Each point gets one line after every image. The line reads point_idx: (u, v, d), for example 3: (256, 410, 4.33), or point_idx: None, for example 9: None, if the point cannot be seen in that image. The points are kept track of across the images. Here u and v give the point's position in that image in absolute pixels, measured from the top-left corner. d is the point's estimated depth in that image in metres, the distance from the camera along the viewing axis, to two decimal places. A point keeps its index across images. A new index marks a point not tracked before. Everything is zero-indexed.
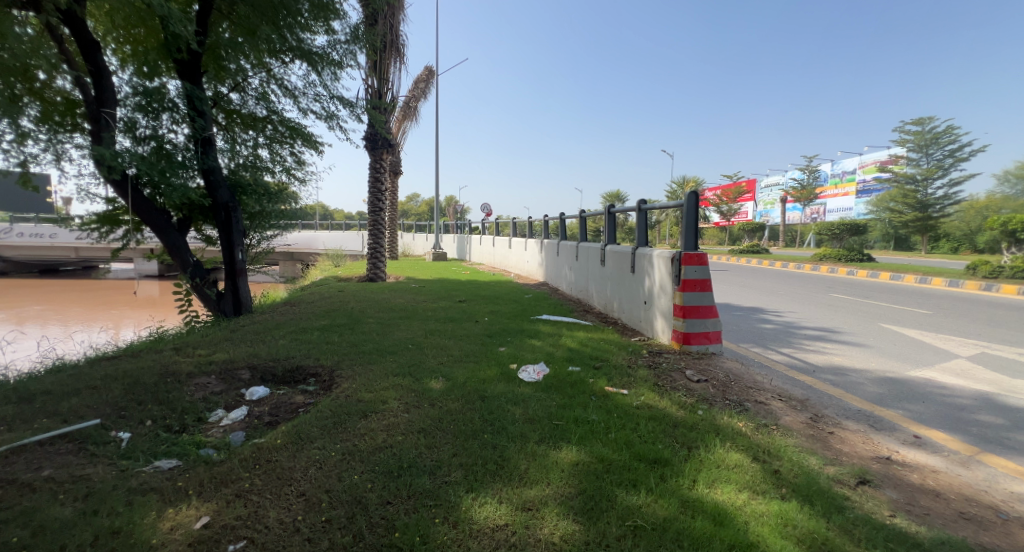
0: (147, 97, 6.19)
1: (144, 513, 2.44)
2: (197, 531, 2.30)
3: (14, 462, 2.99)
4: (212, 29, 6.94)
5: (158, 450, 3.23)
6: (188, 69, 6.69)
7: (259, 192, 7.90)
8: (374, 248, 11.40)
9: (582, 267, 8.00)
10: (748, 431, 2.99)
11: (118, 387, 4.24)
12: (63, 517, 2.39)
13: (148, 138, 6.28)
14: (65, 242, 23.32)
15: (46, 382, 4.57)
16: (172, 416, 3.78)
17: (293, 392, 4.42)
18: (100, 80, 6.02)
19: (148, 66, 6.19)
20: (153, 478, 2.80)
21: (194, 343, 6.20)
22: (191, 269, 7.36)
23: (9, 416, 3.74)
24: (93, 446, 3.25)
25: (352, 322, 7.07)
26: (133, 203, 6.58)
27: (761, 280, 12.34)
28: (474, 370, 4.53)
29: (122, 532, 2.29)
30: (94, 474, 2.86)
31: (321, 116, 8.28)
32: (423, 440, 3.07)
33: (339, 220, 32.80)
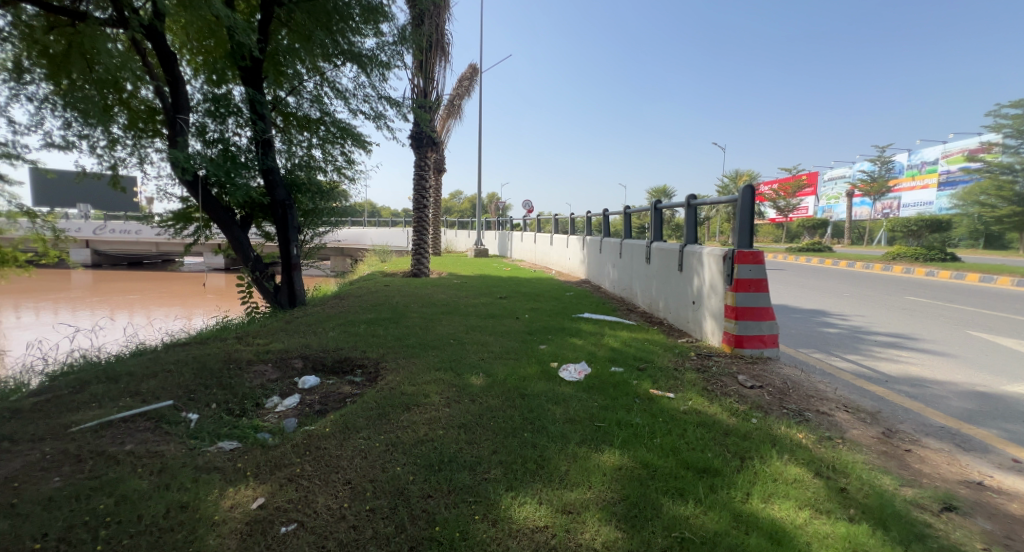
0: (215, 103, 6.66)
1: (209, 490, 2.56)
2: (253, 511, 2.39)
3: (100, 437, 3.22)
4: (272, 37, 7.28)
5: (222, 432, 3.38)
6: (252, 75, 6.99)
7: (312, 191, 8.19)
8: (419, 243, 11.57)
9: (626, 265, 7.80)
10: (810, 443, 2.79)
11: (188, 371, 4.50)
12: (141, 489, 2.55)
13: (216, 140, 6.71)
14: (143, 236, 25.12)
15: (129, 364, 4.94)
16: (233, 400, 3.96)
17: (341, 382, 4.54)
18: (176, 88, 6.46)
19: (217, 74, 6.74)
20: (217, 458, 2.93)
21: (254, 332, 6.52)
22: (251, 263, 7.76)
23: (98, 394, 4.05)
24: (167, 425, 3.45)
25: (397, 316, 7.22)
26: (201, 202, 6.98)
27: (825, 281, 11.60)
28: (514, 367, 4.51)
29: (189, 507, 2.42)
30: (167, 452, 3.03)
31: (370, 116, 8.50)
32: (464, 435, 3.07)
33: (387, 217, 33.61)
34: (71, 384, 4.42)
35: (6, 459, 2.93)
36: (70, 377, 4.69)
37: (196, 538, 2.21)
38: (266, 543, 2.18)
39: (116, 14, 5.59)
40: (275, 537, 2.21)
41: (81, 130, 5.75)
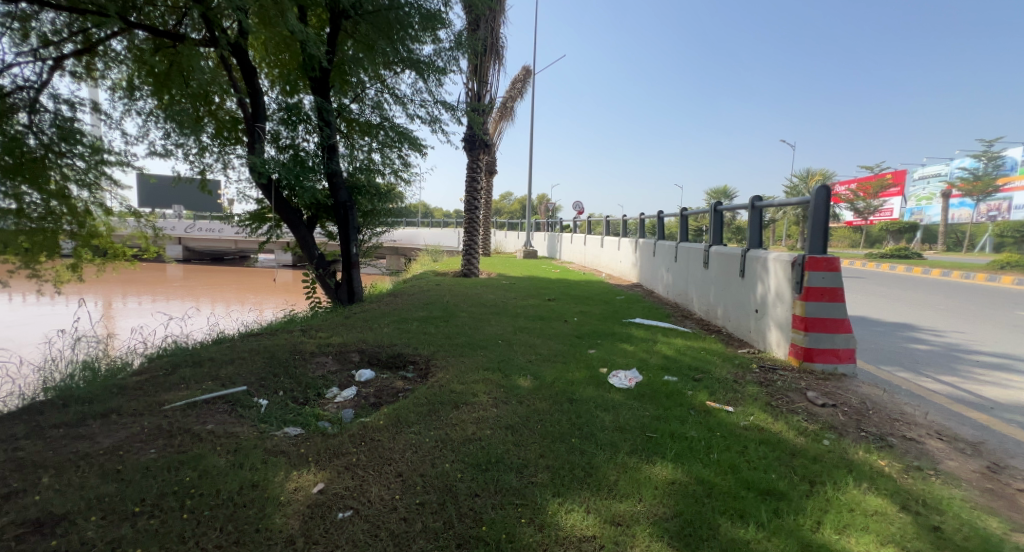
0: (288, 112, 7.13)
1: (275, 472, 2.67)
2: (314, 495, 2.47)
3: (185, 416, 3.48)
4: (338, 48, 7.56)
5: (287, 417, 3.54)
6: (320, 85, 7.42)
7: (371, 192, 8.48)
8: (469, 244, 11.68)
9: (681, 269, 7.51)
10: (894, 472, 2.53)
11: (259, 359, 4.79)
12: (219, 466, 2.71)
13: (287, 146, 7.21)
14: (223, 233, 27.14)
15: (211, 351, 5.32)
16: (297, 389, 4.15)
17: (394, 377, 4.65)
18: (256, 99, 6.98)
19: (290, 84, 7.25)
20: (283, 442, 3.06)
21: (316, 326, 6.82)
22: (316, 261, 8.14)
23: (185, 377, 4.38)
24: (241, 408, 3.67)
25: (447, 315, 7.32)
26: (274, 203, 7.39)
27: (914, 292, 10.56)
28: (563, 371, 4.43)
29: (259, 486, 2.53)
30: (240, 433, 3.20)
31: (426, 121, 8.72)
32: (511, 437, 3.02)
33: (440, 219, 34.26)
34: (164, 366, 4.83)
35: (112, 431, 3.25)
36: (161, 361, 5.13)
37: (265, 514, 2.31)
38: (325, 527, 2.23)
39: (208, 35, 5.97)
40: (333, 522, 2.26)
41: (179, 140, 6.36)
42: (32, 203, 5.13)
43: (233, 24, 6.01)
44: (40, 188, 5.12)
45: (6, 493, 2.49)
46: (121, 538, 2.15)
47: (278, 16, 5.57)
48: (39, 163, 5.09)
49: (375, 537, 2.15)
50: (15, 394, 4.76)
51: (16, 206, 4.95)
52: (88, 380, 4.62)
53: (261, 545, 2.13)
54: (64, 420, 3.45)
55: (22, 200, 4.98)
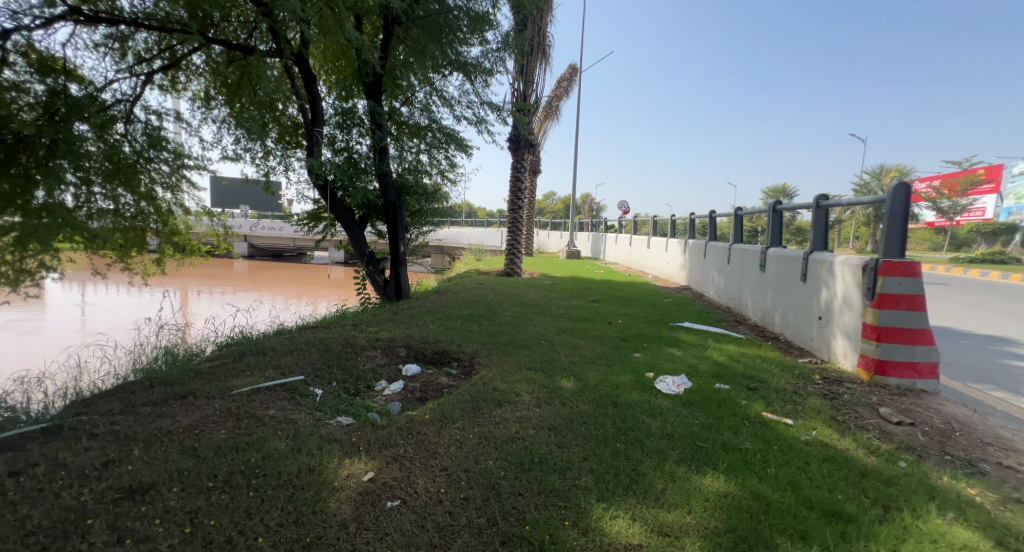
0: (343, 116, 7.34)
1: (330, 459, 2.77)
2: (365, 483, 2.54)
3: (250, 400, 3.71)
4: (390, 53, 7.71)
5: (340, 408, 3.73)
6: (374, 89, 7.69)
7: (419, 193, 8.64)
8: (513, 243, 11.68)
9: (734, 272, 7.20)
10: (987, 504, 2.28)
11: (315, 350, 5.05)
12: (280, 449, 2.87)
13: (342, 149, 7.48)
14: (282, 232, 28.50)
15: (274, 341, 5.68)
16: (349, 380, 4.37)
17: (439, 373, 4.74)
18: (315, 105, 7.31)
19: (345, 90, 7.53)
20: (336, 431, 3.18)
21: (366, 320, 7.03)
22: (366, 259, 8.40)
23: (251, 364, 4.70)
24: (299, 396, 3.89)
25: (490, 314, 7.34)
26: (329, 203, 7.70)
27: (1005, 302, 9.56)
28: (607, 374, 4.34)
29: (315, 471, 2.65)
30: (298, 420, 3.37)
31: (472, 122, 8.86)
32: (554, 438, 2.98)
33: (484, 218, 34.52)
34: (234, 353, 5.21)
35: (190, 410, 3.52)
36: (232, 349, 5.54)
37: (321, 498, 2.40)
38: (375, 514, 2.29)
39: (275, 46, 6.43)
40: (382, 510, 2.32)
41: (248, 144, 6.88)
42: (127, 203, 5.53)
43: (297, 37, 6.39)
44: (133, 190, 5.48)
45: (103, 461, 2.74)
46: (197, 510, 2.31)
47: (336, 25, 5.82)
48: (132, 168, 5.43)
49: (422, 528, 2.18)
50: (110, 374, 5.27)
51: (114, 207, 5.35)
52: (169, 364, 5.00)
53: (316, 527, 2.21)
54: (150, 399, 3.76)
55: (119, 201, 5.37)
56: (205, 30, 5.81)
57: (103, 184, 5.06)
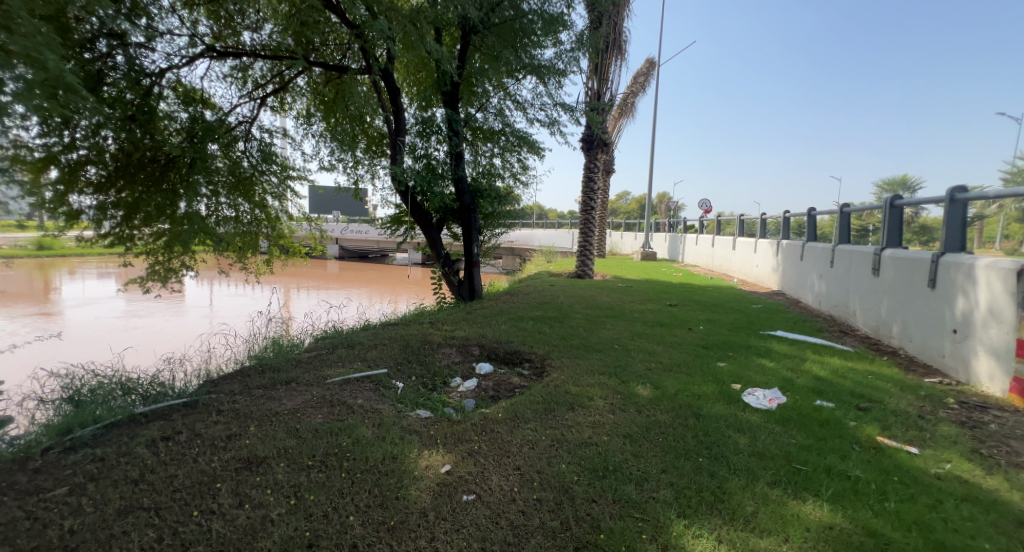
0: (424, 125, 7.58)
1: (410, 449, 3.14)
2: (443, 475, 2.85)
3: (342, 389, 4.27)
4: (467, 62, 7.90)
5: (419, 401, 4.24)
6: (452, 98, 7.89)
7: (492, 196, 8.59)
8: (584, 245, 11.42)
9: (838, 276, 6.53)
10: None
11: (396, 346, 5.56)
12: (367, 436, 3.28)
13: (422, 156, 7.68)
14: (366, 234, 30.32)
15: (362, 335, 6.22)
16: (427, 376, 4.84)
17: (510, 374, 5.12)
18: (398, 115, 7.76)
19: (425, 100, 7.87)
20: (416, 422, 3.62)
21: (441, 319, 7.15)
22: (442, 260, 8.63)
23: (344, 354, 5.32)
24: (383, 388, 4.41)
25: (561, 316, 7.26)
26: (410, 207, 8.03)
27: None
28: (687, 383, 4.15)
29: (398, 459, 3.01)
30: (382, 410, 3.85)
31: (545, 124, 8.84)
32: (629, 446, 3.03)
33: (556, 220, 34.30)
34: (328, 345, 5.81)
35: (293, 394, 4.15)
36: (328, 339, 6.23)
37: (404, 485, 2.74)
38: (451, 506, 2.57)
39: (364, 63, 6.95)
40: (459, 502, 2.59)
41: (340, 155, 7.76)
42: (246, 212, 6.86)
43: (384, 53, 6.91)
44: (250, 200, 6.75)
45: (227, 435, 3.33)
46: (300, 485, 2.74)
47: (417, 39, 6.19)
48: (250, 181, 6.63)
49: (496, 525, 2.41)
50: (232, 358, 6.11)
51: (235, 214, 6.68)
52: (276, 351, 5.59)
53: (399, 513, 2.53)
54: (263, 383, 4.44)
55: (238, 210, 6.68)
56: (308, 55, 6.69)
57: (228, 196, 6.44)
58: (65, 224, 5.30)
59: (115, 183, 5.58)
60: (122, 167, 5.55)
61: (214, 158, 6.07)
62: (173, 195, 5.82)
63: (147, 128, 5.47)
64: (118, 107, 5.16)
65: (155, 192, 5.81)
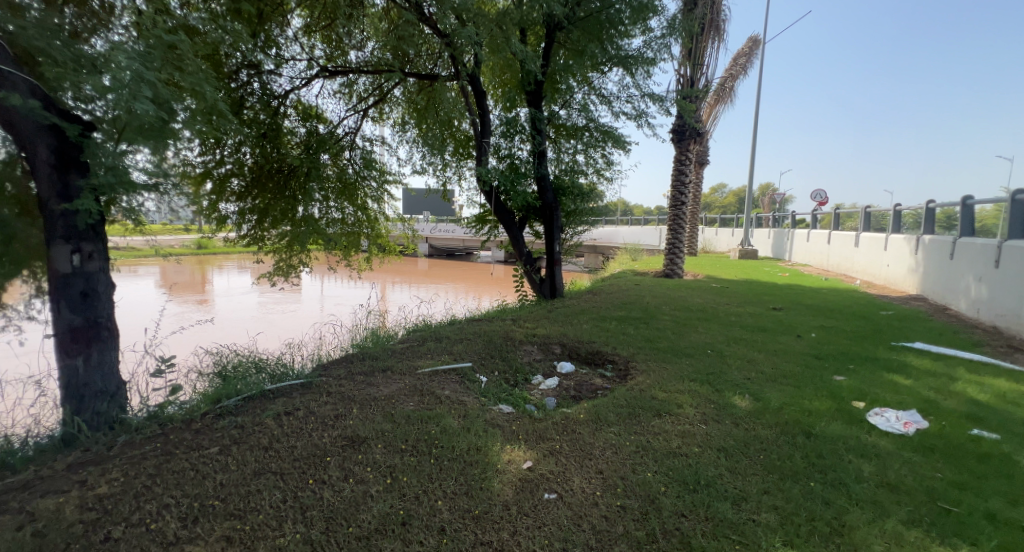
0: (508, 126, 7.66)
1: (493, 441, 3.22)
2: (524, 471, 2.89)
3: (430, 380, 4.36)
4: (551, 59, 7.70)
5: (502, 396, 4.25)
6: (536, 97, 7.81)
7: (573, 193, 8.50)
8: (674, 242, 10.70)
9: (1007, 278, 5.45)
10: None
11: (480, 341, 5.54)
12: (454, 426, 3.38)
13: (505, 157, 7.91)
14: (453, 233, 31.31)
15: (450, 330, 6.29)
16: (509, 372, 4.82)
17: (593, 374, 4.93)
18: (484, 118, 7.93)
19: (509, 100, 7.79)
20: (500, 417, 3.67)
21: (524, 316, 7.05)
22: (524, 258, 8.65)
23: (430, 347, 5.43)
24: (468, 381, 4.46)
25: (648, 317, 6.84)
26: (494, 207, 8.06)
27: None
28: (797, 397, 3.79)
29: (481, 451, 3.08)
30: (467, 402, 3.90)
31: (631, 116, 8.47)
32: (724, 460, 2.90)
33: (642, 216, 32.89)
34: (418, 338, 5.95)
35: (389, 382, 4.30)
36: (419, 332, 6.41)
37: (487, 476, 2.82)
38: (533, 502, 2.60)
39: (455, 70, 7.25)
40: (541, 500, 2.61)
41: (431, 159, 7.99)
42: (350, 213, 7.60)
43: (471, 59, 7.09)
44: (353, 202, 7.56)
45: (335, 414, 3.55)
46: (394, 466, 2.89)
47: (504, 42, 6.29)
48: (354, 186, 7.52)
49: (578, 526, 2.40)
50: (338, 346, 6.55)
51: (342, 215, 7.44)
52: (373, 341, 5.89)
53: (484, 503, 2.59)
54: (363, 369, 4.68)
55: (344, 211, 7.47)
56: (404, 67, 7.22)
57: (336, 199, 7.32)
58: (218, 225, 6.55)
59: (251, 193, 6.67)
60: (256, 178, 6.62)
61: (325, 166, 6.99)
62: (293, 200, 6.79)
63: (275, 143, 6.55)
64: (255, 127, 6.28)
65: (280, 198, 6.76)
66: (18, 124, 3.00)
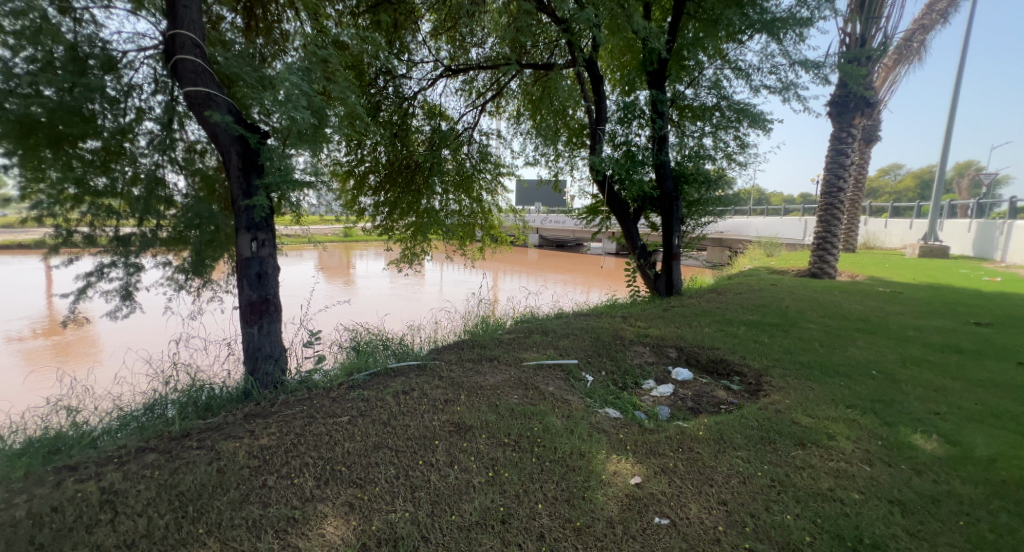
0: (625, 111, 6.94)
1: (599, 448, 3.01)
2: (632, 487, 2.66)
3: (535, 374, 4.05)
4: (680, 34, 6.86)
5: (609, 399, 3.79)
6: (657, 78, 6.85)
7: (699, 180, 7.30)
8: (824, 236, 8.99)
9: None
10: None
11: (588, 337, 4.99)
12: (557, 426, 3.22)
13: (622, 144, 7.16)
14: (562, 223, 30.55)
15: (553, 323, 5.82)
16: (618, 373, 4.27)
17: (715, 385, 4.19)
18: (600, 103, 7.27)
19: (629, 84, 6.94)
20: (605, 421, 3.38)
21: (636, 314, 6.30)
22: (638, 251, 7.83)
23: (529, 340, 4.97)
24: (573, 379, 4.05)
25: (787, 324, 5.67)
26: (607, 197, 7.48)
27: None
28: (1007, 448, 3.02)
29: (584, 456, 2.91)
30: (572, 402, 3.62)
31: (776, 90, 7.18)
32: (900, 520, 2.43)
33: (779, 203, 28.88)
34: (524, 329, 5.58)
35: (494, 371, 4.09)
36: (523, 324, 6.03)
37: (591, 486, 2.65)
38: (642, 525, 2.39)
39: (571, 59, 7.03)
40: (651, 524, 2.39)
41: (543, 149, 7.84)
42: (464, 206, 7.46)
43: (590, 43, 6.59)
44: (470, 195, 7.45)
45: (445, 398, 3.53)
46: (497, 460, 2.85)
47: (625, 21, 5.64)
48: (471, 179, 7.44)
49: None
50: (453, 329, 6.56)
51: (459, 207, 7.35)
52: (480, 331, 5.69)
53: (587, 515, 2.44)
54: (473, 356, 4.48)
55: (461, 204, 7.40)
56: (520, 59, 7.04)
57: (454, 193, 7.28)
58: (357, 217, 6.81)
59: (383, 187, 6.88)
60: (388, 173, 6.83)
61: (446, 162, 6.99)
62: (418, 195, 6.83)
63: (403, 141, 6.75)
64: (387, 130, 6.55)
65: (408, 192, 6.84)
66: (220, 135, 3.58)
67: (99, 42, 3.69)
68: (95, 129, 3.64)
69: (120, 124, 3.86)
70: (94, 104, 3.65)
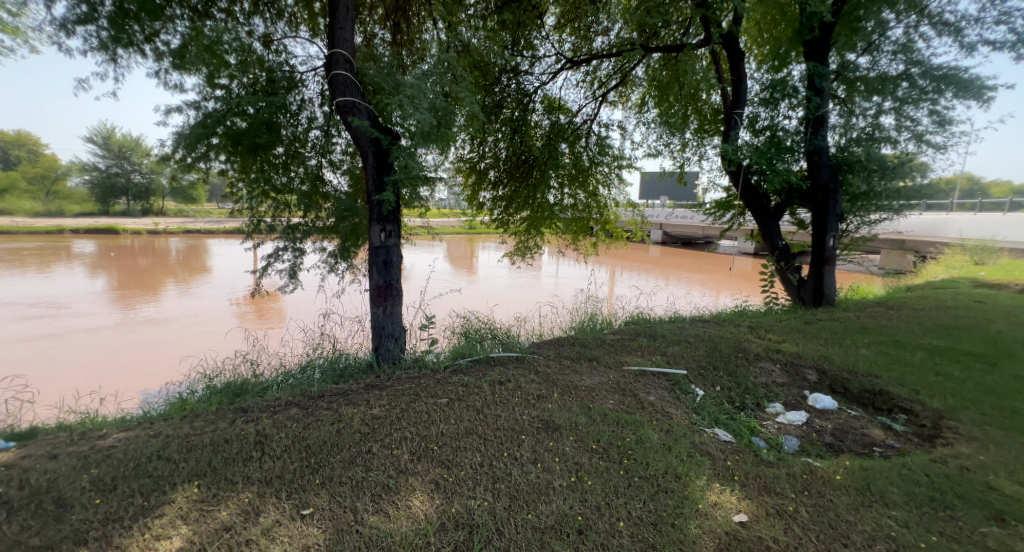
0: (772, 90, 5.69)
1: (699, 473, 2.25)
2: (734, 526, 1.92)
3: (634, 380, 3.35)
4: None
5: (720, 418, 2.96)
6: (818, 47, 5.70)
7: (870, 168, 5.72)
8: None
9: None
10: None
11: (703, 347, 4.11)
12: (653, 440, 2.51)
13: (765, 128, 5.89)
14: (689, 221, 27.55)
15: (665, 328, 4.98)
16: (736, 390, 3.38)
17: (869, 422, 3.10)
18: (739, 85, 6.16)
19: (779, 58, 5.78)
20: (712, 443, 2.56)
21: (769, 326, 5.14)
22: (778, 252, 6.52)
23: (633, 344, 4.27)
24: (678, 391, 3.27)
25: (997, 357, 4.11)
26: (741, 191, 6.39)
27: None
28: None
29: (681, 479, 2.20)
30: (673, 416, 2.87)
31: (1000, 47, 5.43)
32: None
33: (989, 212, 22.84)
34: (632, 331, 4.84)
35: (592, 373, 3.47)
36: (632, 325, 5.27)
37: (683, 514, 1.97)
38: None
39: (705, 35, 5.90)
40: None
41: (668, 139, 7.04)
42: (581, 201, 6.88)
43: (730, 17, 5.58)
44: (586, 188, 6.87)
45: (537, 394, 3.00)
46: (582, 465, 2.27)
47: None
48: (589, 172, 6.86)
49: None
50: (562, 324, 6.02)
51: (574, 201, 6.80)
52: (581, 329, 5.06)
53: (676, 546, 1.80)
54: (570, 354, 3.91)
55: (578, 199, 6.85)
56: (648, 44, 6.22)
57: (569, 186, 6.73)
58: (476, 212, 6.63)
59: (504, 182, 6.53)
60: (510, 168, 6.47)
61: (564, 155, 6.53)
62: (535, 187, 6.40)
63: (523, 136, 6.35)
64: (507, 126, 6.20)
65: (525, 186, 6.45)
66: (359, 139, 3.52)
67: (286, 67, 4.06)
68: (276, 138, 3.94)
69: (296, 134, 4.13)
70: (281, 115, 3.91)
